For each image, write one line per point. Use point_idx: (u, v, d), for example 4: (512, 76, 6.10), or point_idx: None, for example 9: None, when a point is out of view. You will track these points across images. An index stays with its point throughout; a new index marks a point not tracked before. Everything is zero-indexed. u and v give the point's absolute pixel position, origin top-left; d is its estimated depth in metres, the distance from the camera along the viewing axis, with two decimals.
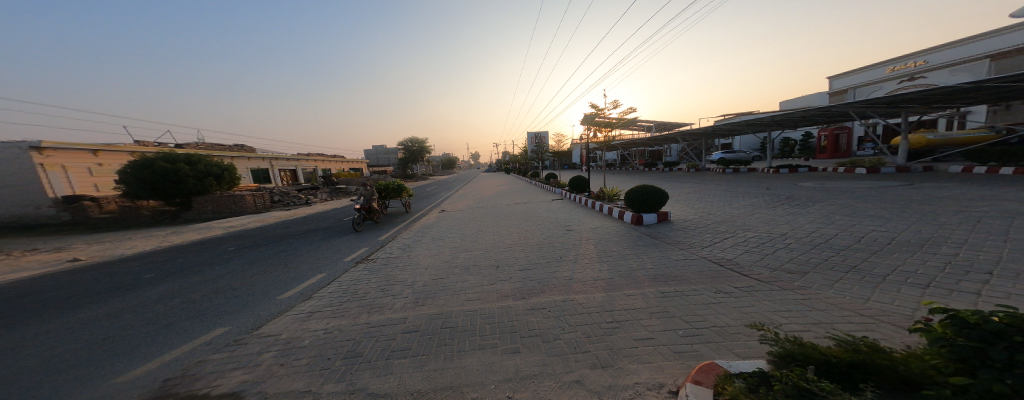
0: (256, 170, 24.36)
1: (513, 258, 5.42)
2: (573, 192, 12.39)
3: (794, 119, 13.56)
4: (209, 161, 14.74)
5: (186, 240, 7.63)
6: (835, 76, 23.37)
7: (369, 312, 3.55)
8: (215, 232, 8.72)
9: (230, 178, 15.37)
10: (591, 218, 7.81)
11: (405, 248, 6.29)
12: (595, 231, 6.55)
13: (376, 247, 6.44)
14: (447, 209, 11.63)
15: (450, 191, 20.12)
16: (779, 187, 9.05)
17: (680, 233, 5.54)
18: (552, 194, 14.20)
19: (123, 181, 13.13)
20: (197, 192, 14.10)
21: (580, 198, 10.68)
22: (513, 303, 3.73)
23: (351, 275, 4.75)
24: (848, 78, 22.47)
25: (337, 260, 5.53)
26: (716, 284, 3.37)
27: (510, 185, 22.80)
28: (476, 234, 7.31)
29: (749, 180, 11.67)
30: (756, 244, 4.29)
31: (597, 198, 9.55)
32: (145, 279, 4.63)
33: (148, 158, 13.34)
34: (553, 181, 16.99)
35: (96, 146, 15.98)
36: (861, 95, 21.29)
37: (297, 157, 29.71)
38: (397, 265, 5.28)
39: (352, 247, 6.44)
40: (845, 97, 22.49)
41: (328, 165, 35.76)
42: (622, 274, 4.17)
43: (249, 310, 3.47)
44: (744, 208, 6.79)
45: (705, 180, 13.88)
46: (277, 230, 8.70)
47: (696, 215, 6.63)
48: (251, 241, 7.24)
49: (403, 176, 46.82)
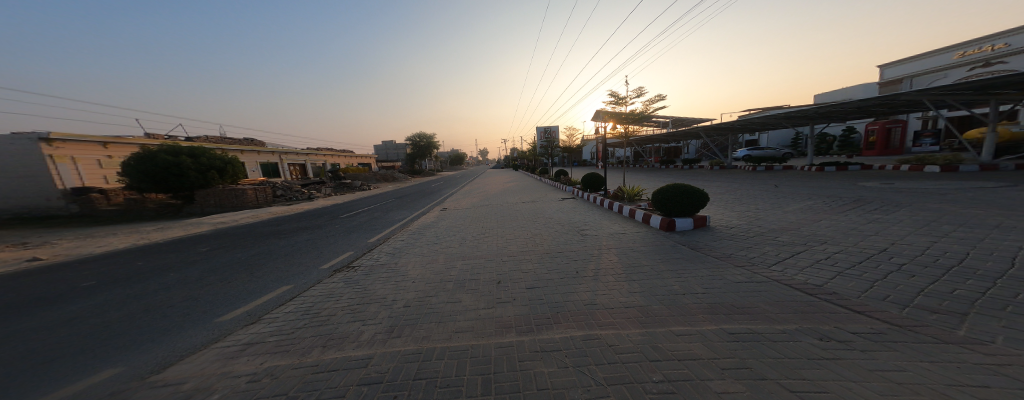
0: (265, 164, 24.29)
1: (518, 271, 4.43)
2: (586, 191, 11.30)
3: (844, 111, 11.92)
4: (212, 154, 14.42)
5: (166, 237, 7.01)
6: (886, 64, 21.11)
7: (323, 346, 2.66)
8: (201, 229, 8.14)
9: (233, 171, 15.04)
10: (611, 221, 6.73)
11: (394, 255, 5.43)
12: (617, 238, 5.48)
13: (362, 252, 5.60)
14: (450, 207, 10.74)
15: (456, 188, 19.36)
16: (833, 188, 7.70)
17: (728, 241, 4.39)
18: (563, 193, 13.15)
19: (125, 174, 12.88)
20: (199, 185, 13.81)
21: (594, 197, 9.62)
22: (517, 340, 2.75)
23: (319, 289, 3.86)
24: (902, 67, 20.20)
25: (312, 267, 4.70)
26: (817, 327, 2.26)
27: (518, 182, 21.86)
28: (476, 238, 6.35)
29: (793, 179, 10.18)
30: (849, 262, 3.15)
31: (614, 198, 8.43)
32: (84, 286, 3.91)
33: (150, 151, 13.04)
34: (564, 179, 15.90)
35: (106, 138, 16.08)
36: (921, 84, 19.15)
37: (305, 152, 29.55)
38: (379, 276, 4.39)
39: (335, 251, 5.61)
40: (900, 87, 20.32)
41: (337, 159, 35.61)
42: (663, 301, 3.10)
43: (165, 340, 2.61)
44: (801, 212, 5.58)
45: (735, 178, 12.49)
46: (265, 228, 8.01)
47: (741, 220, 5.48)
48: (231, 240, 6.53)
49: (410, 171, 46.53)
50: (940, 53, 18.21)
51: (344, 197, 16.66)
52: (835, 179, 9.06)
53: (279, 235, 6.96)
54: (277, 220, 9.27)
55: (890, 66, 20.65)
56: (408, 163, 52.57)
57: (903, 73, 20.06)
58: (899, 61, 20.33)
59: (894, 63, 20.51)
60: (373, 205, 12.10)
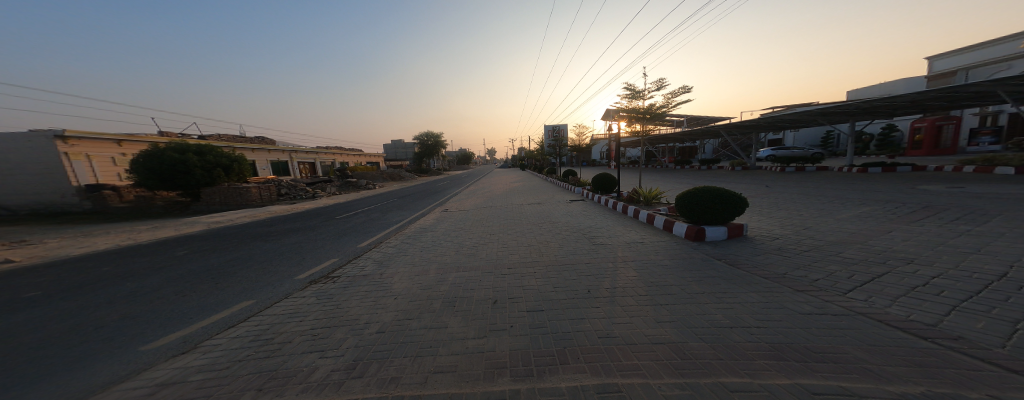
0: (275, 163, 24.47)
1: (518, 288, 3.76)
2: (596, 192, 10.52)
3: (891, 105, 10.66)
4: (218, 152, 14.34)
5: (152, 238, 6.65)
6: (934, 56, 19.47)
7: (259, 390, 2.04)
8: (194, 229, 7.82)
9: (238, 168, 14.96)
10: (625, 227, 5.94)
11: (382, 264, 4.85)
12: (634, 248, 4.73)
13: (348, 258, 5.05)
14: (452, 209, 10.14)
15: (462, 188, 18.86)
16: (887, 191, 6.67)
17: (776, 255, 3.55)
18: (571, 194, 12.41)
19: (133, 171, 12.88)
20: (205, 183, 13.71)
21: (606, 200, 8.82)
22: (511, 390, 2.05)
23: (282, 306, 3.29)
24: (955, 58, 18.55)
25: (284, 276, 4.14)
26: (962, 397, 1.44)
27: (525, 182, 21.18)
28: (475, 245, 5.71)
29: (833, 182, 9.07)
30: (964, 292, 2.30)
31: (628, 201, 7.61)
32: (27, 297, 3.46)
33: (157, 149, 12.99)
34: (573, 179, 15.12)
35: (120, 136, 16.33)
36: (977, 76, 17.37)
37: (315, 150, 29.74)
38: (356, 291, 3.80)
39: (318, 257, 5.08)
40: (952, 79, 18.54)
41: (345, 158, 35.78)
42: (704, 338, 2.28)
43: (58, 377, 2.04)
44: (859, 219, 4.66)
45: (762, 180, 11.43)
46: (257, 229, 7.60)
47: (784, 227, 4.60)
48: (214, 242, 6.09)
49: (417, 171, 46.55)
50: (999, 43, 16.57)
51: (348, 197, 16.39)
52: (883, 182, 7.99)
53: (266, 237, 6.50)
54: (272, 220, 8.86)
55: (940, 57, 19.00)
56: (416, 162, 52.76)
57: (955, 65, 18.42)
58: (951, 52, 18.68)
59: (946, 55, 18.87)
60: (373, 206, 11.62)
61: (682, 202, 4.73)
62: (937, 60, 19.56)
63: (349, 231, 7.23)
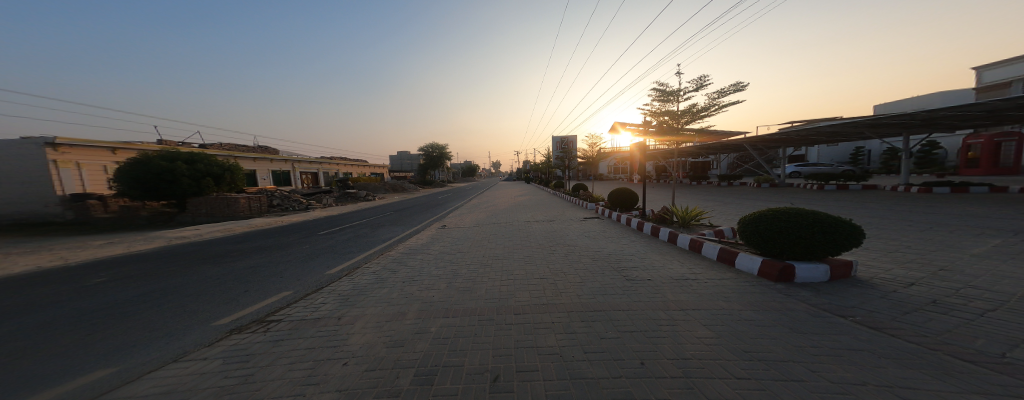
0: (277, 173, 23.97)
1: (529, 353, 2.52)
2: (613, 209, 9.30)
3: (953, 115, 9.38)
4: (210, 160, 13.58)
5: (91, 258, 5.61)
6: (982, 67, 18.42)
7: None
8: (152, 246, 6.80)
9: (230, 178, 14.12)
10: (663, 255, 4.65)
11: (347, 304, 3.67)
12: (687, 286, 3.45)
13: (306, 294, 3.89)
14: (450, 225, 8.91)
15: (465, 201, 17.83)
16: (990, 215, 5.34)
17: (941, 309, 2.23)
18: (584, 210, 11.22)
19: (117, 179, 12.07)
20: (192, 193, 12.84)
21: (627, 219, 7.58)
22: None
23: (151, 378, 2.05)
24: (1008, 68, 17.43)
25: (196, 324, 2.91)
26: None
27: (532, 196, 20.06)
28: (473, 276, 4.52)
29: (898, 204, 7.70)
30: None
31: (658, 221, 6.30)
32: None
33: (145, 155, 12.23)
34: (584, 193, 13.96)
35: (115, 143, 15.84)
36: None
37: (318, 160, 29.23)
38: (286, 350, 2.54)
39: (263, 293, 3.88)
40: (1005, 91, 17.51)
41: (349, 168, 35.27)
42: None
43: None
44: (1005, 254, 3.36)
45: (801, 199, 10.12)
46: (221, 247, 6.54)
47: (900, 262, 3.30)
48: (155, 267, 4.99)
49: (421, 182, 45.98)
50: None
51: (344, 209, 15.41)
52: (966, 205, 6.65)
53: (221, 260, 5.38)
54: (244, 236, 7.79)
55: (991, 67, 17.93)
56: (422, 174, 52.47)
57: (1011, 75, 17.25)
58: (1002, 62, 17.66)
59: (998, 64, 17.80)
60: (365, 220, 10.51)
61: (761, 227, 3.28)
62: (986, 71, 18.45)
63: (327, 250, 6.10)
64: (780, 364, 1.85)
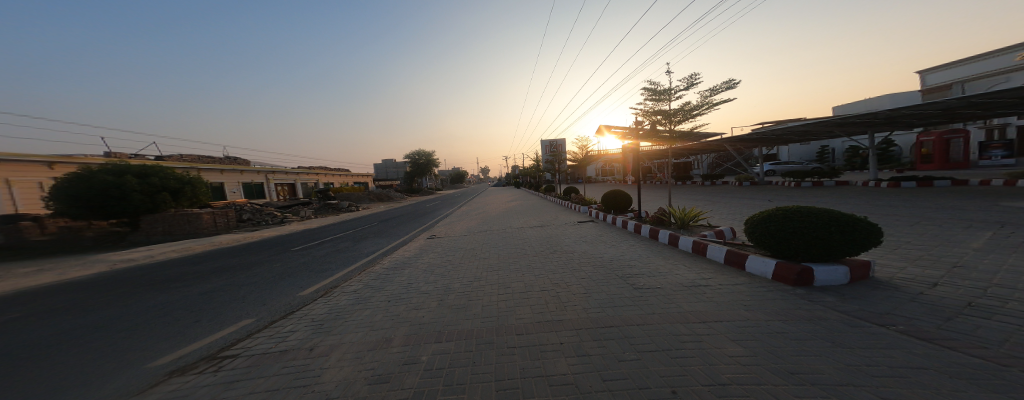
0: (248, 185, 22.48)
1: (540, 383, 2.16)
2: (606, 212, 9.16)
3: (915, 114, 9.98)
4: (166, 173, 12.41)
5: (10, 290, 4.77)
6: (927, 70, 20.11)
7: None
8: (91, 271, 5.91)
9: (191, 192, 12.96)
10: (667, 259, 4.45)
11: (323, 330, 3.17)
12: (700, 293, 3.23)
13: (273, 321, 3.35)
14: (440, 235, 8.43)
15: (454, 208, 17.30)
16: (971, 208, 5.51)
17: (978, 312, 2.09)
18: (577, 213, 11.04)
19: (53, 198, 10.71)
20: (145, 209, 11.61)
21: (623, 222, 7.41)
22: None
23: None
24: (950, 71, 19.11)
25: (125, 372, 2.35)
26: None
27: (521, 201, 19.82)
28: (467, 292, 4.12)
29: (877, 199, 7.99)
30: None
31: (656, 223, 6.14)
32: None
33: (87, 170, 10.94)
34: (575, 197, 13.84)
35: (52, 157, 14.13)
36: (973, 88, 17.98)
37: (295, 171, 27.74)
38: (239, 396, 2.05)
39: (218, 324, 3.29)
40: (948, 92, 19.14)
41: (328, 178, 33.74)
42: None
43: None
44: (1005, 247, 3.35)
45: (784, 197, 10.40)
46: (175, 269, 5.77)
47: (910, 260, 3.22)
48: (87, 297, 4.25)
49: (407, 190, 44.71)
50: (992, 56, 17.16)
51: (322, 221, 14.48)
52: (940, 199, 6.94)
53: (174, 285, 4.70)
54: (206, 256, 7.00)
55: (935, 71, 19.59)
56: (407, 181, 51.18)
57: (952, 77, 18.91)
58: (944, 66, 19.36)
59: (940, 68, 19.45)
60: (346, 232, 9.82)
61: (774, 226, 3.11)
62: (930, 74, 20.16)
63: (301, 269, 5.49)
64: (837, 387, 1.59)
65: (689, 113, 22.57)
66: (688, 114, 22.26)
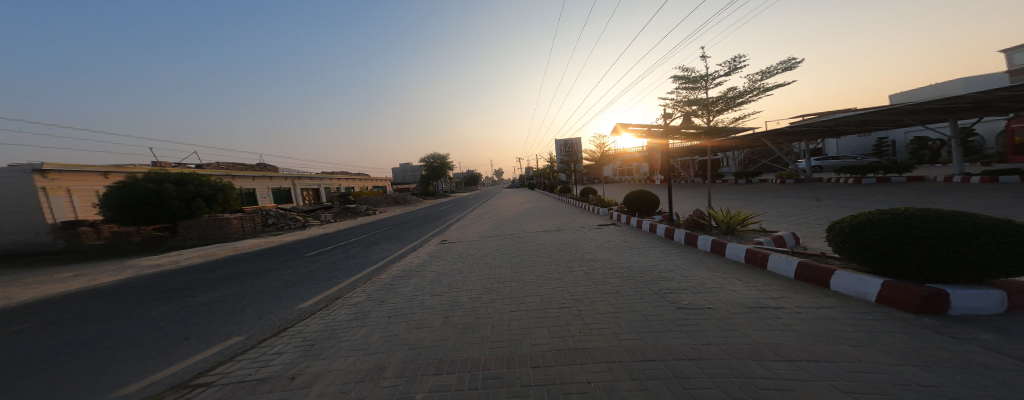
0: (276, 190, 23.59)
1: None
2: (630, 215, 8.37)
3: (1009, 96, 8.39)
4: (201, 180, 13.07)
5: (37, 297, 4.85)
6: (1012, 48, 17.41)
7: None
8: (115, 278, 6.01)
9: (223, 198, 13.55)
10: (711, 270, 3.71)
11: (312, 353, 2.76)
12: (769, 319, 2.49)
13: (261, 340, 2.98)
14: (451, 240, 8.04)
15: (467, 211, 17.07)
16: None
17: None
18: (596, 216, 10.33)
19: (103, 205, 11.50)
20: (182, 215, 12.20)
21: (650, 226, 6.61)
22: None
23: None
24: None
25: None
26: None
27: (537, 203, 19.25)
28: (476, 308, 3.64)
29: (963, 199, 6.67)
30: None
31: (692, 228, 5.30)
32: None
33: (132, 179, 11.71)
34: (593, 198, 13.08)
35: (106, 167, 15.37)
36: None
37: (319, 176, 28.84)
38: None
39: (202, 343, 2.97)
40: None
41: (350, 182, 34.82)
42: None
43: None
44: None
45: (839, 196, 9.12)
46: (189, 277, 5.73)
47: None
48: (96, 307, 4.17)
49: (425, 194, 45.40)
50: None
51: (341, 225, 14.71)
52: None
53: (180, 294, 4.55)
54: (222, 261, 7.00)
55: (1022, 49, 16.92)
56: (425, 185, 52.06)
57: None
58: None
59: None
60: (360, 237, 9.69)
61: (891, 236, 2.31)
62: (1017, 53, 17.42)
63: (307, 277, 5.25)
64: None
65: (733, 100, 20.77)
66: (732, 102, 20.55)
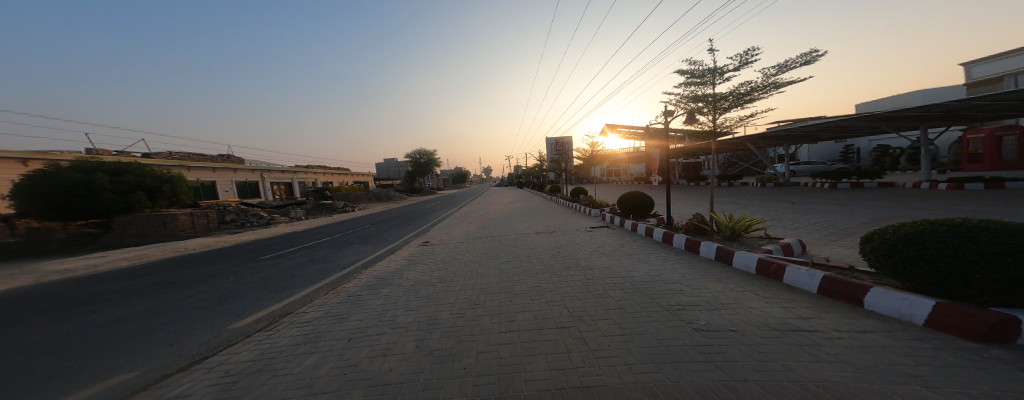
0: (242, 184, 21.72)
1: None
2: (624, 217, 8.06)
3: (975, 108, 8.82)
4: (145, 170, 11.60)
5: None
6: (970, 63, 18.96)
7: None
8: (13, 286, 4.93)
9: (170, 191, 12.15)
10: (724, 283, 3.33)
11: (231, 396, 2.08)
12: (807, 345, 2.09)
13: (162, 379, 2.23)
14: (434, 241, 7.38)
15: (452, 210, 16.33)
16: None
17: None
18: (587, 217, 10.03)
19: (16, 196, 9.84)
20: (118, 210, 10.72)
21: (647, 229, 6.28)
22: None
23: None
24: (998, 63, 17.90)
25: None
26: None
27: (525, 202, 18.77)
28: (457, 328, 3.07)
29: (941, 206, 6.87)
30: None
31: (693, 233, 5.00)
32: None
33: (54, 167, 10.13)
34: (583, 198, 12.79)
35: (30, 153, 13.35)
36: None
37: (291, 169, 26.97)
38: None
39: (79, 382, 2.20)
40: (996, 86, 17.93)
41: (326, 177, 32.92)
42: None
43: None
44: None
45: (822, 201, 9.28)
46: (110, 285, 4.77)
47: None
48: None
49: (408, 190, 43.79)
50: None
51: (313, 223, 13.57)
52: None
53: (85, 309, 3.67)
54: (160, 265, 5.99)
55: (979, 64, 18.45)
56: (408, 181, 50.30)
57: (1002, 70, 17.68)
58: (989, 58, 18.21)
59: (986, 61, 18.28)
60: (332, 236, 8.81)
61: (947, 250, 1.96)
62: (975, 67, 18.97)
63: (257, 286, 4.46)
64: None
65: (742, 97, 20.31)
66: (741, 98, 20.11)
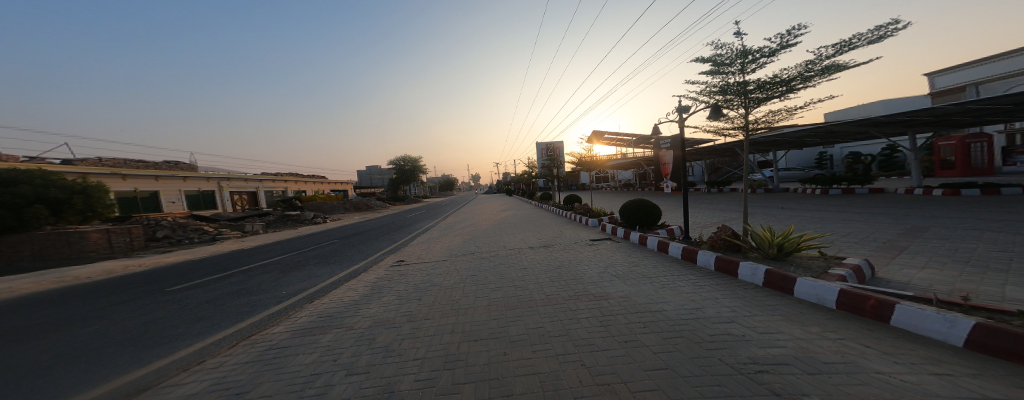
0: (195, 193, 19.39)
1: None
2: (628, 229, 7.16)
3: (964, 112, 8.83)
4: (53, 179, 9.61)
5: None
6: (936, 73, 21.09)
7: None
8: None
9: (82, 204, 10.09)
10: (803, 324, 2.40)
11: None
12: None
13: None
14: (410, 260, 6.14)
15: (437, 220, 15.11)
16: None
17: None
18: (584, 228, 9.16)
19: None
20: (6, 228, 8.64)
21: (663, 244, 5.40)
22: None
23: None
24: (960, 73, 19.99)
25: None
26: None
27: (515, 211, 17.76)
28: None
29: (953, 212, 6.55)
30: None
31: (726, 250, 4.17)
32: None
33: None
34: (578, 206, 11.97)
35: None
36: (985, 91, 18.81)
37: (258, 177, 24.77)
38: None
39: None
40: (959, 95, 19.99)
41: (299, 185, 30.58)
42: None
43: None
44: None
45: (825, 207, 8.91)
46: None
47: None
48: None
49: (390, 198, 41.79)
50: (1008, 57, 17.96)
51: (272, 237, 11.87)
52: None
53: None
54: (34, 303, 4.51)
55: (943, 74, 20.57)
56: (390, 189, 48.18)
57: (963, 79, 19.81)
58: (951, 69, 20.33)
59: (948, 72, 20.41)
60: (285, 255, 7.32)
61: None
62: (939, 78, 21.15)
63: (139, 336, 3.11)
64: None
65: None
66: None
